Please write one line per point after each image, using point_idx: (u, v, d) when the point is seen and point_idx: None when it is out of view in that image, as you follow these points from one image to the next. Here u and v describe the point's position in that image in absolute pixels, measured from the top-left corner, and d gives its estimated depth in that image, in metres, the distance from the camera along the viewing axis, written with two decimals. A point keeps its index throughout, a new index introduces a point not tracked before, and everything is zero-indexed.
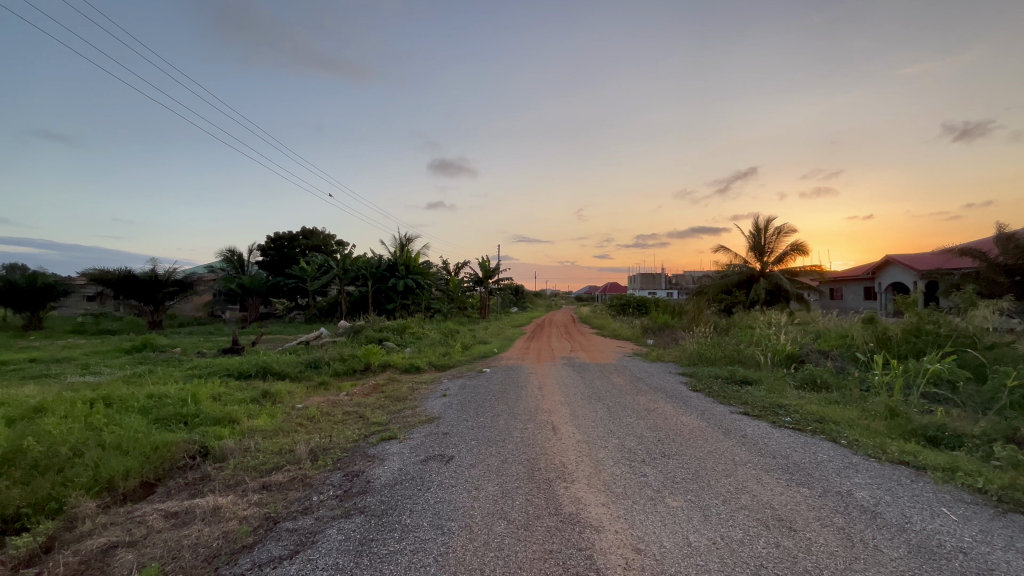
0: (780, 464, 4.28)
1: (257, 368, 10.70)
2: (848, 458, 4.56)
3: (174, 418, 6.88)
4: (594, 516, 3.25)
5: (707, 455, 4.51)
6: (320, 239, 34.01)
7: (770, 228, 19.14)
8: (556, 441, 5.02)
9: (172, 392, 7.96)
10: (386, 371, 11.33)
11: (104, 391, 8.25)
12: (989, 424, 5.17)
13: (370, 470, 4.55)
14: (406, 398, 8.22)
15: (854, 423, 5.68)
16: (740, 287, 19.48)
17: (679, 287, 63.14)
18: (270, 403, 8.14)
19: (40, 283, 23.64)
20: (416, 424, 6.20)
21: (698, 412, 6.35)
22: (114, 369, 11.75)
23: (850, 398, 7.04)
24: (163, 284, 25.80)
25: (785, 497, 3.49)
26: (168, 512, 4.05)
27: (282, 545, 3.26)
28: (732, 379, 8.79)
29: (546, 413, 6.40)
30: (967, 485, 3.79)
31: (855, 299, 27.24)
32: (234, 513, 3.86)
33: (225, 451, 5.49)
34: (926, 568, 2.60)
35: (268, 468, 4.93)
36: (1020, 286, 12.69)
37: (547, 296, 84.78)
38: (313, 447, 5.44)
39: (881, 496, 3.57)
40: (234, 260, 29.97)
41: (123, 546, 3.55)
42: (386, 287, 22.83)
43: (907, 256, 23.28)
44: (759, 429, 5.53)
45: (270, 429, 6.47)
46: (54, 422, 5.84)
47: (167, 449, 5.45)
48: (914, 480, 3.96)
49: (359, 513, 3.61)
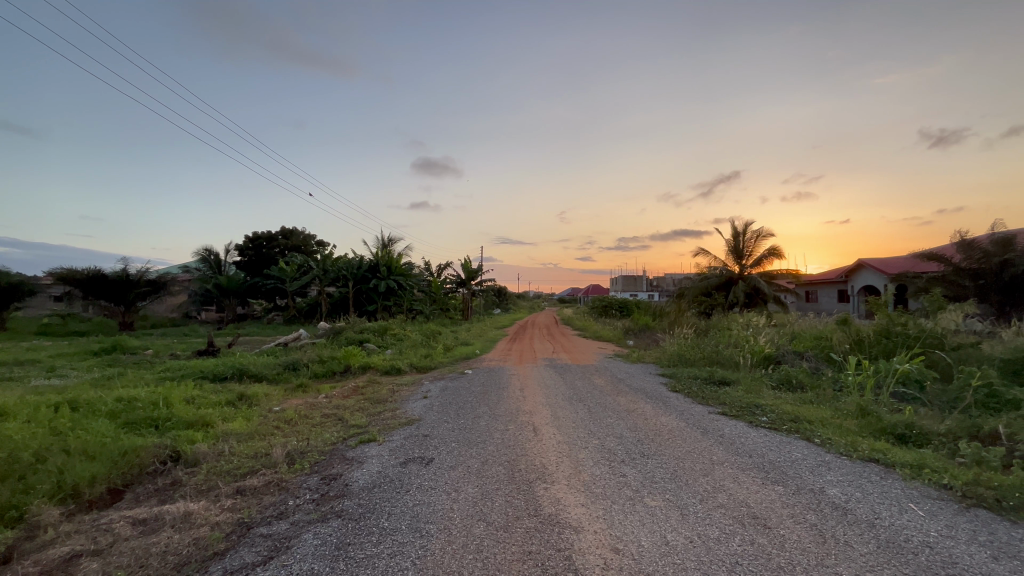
0: (756, 463, 4.35)
1: (232, 371, 10.47)
2: (822, 456, 4.67)
3: (144, 421, 6.70)
4: (573, 516, 3.25)
5: (685, 454, 4.56)
6: (300, 239, 33.42)
7: (748, 232, 19.47)
8: (537, 442, 5.03)
9: (143, 395, 7.75)
10: (367, 373, 11.17)
11: (70, 394, 7.98)
12: (954, 422, 5.37)
13: (349, 473, 4.48)
14: (386, 400, 8.14)
15: (827, 422, 5.82)
16: (719, 290, 19.81)
17: (661, 288, 64.09)
18: (246, 406, 7.99)
19: (5, 282, 22.83)
20: (396, 427, 6.14)
21: (678, 413, 6.42)
22: (82, 372, 11.36)
23: (824, 398, 7.20)
24: (135, 284, 25.11)
25: (760, 496, 3.54)
26: (136, 519, 3.93)
27: (255, 551, 3.19)
28: (710, 380, 8.93)
29: (527, 414, 6.41)
30: (934, 480, 3.91)
31: (829, 302, 27.98)
32: (205, 519, 3.77)
33: (198, 456, 5.37)
34: (894, 562, 2.66)
35: (243, 472, 4.83)
36: (982, 289, 13.19)
37: (531, 297, 84.57)
38: (290, 450, 5.36)
39: (852, 493, 3.65)
40: (211, 260, 29.50)
41: (87, 555, 3.43)
42: (367, 287, 22.62)
43: (879, 260, 23.98)
44: (736, 428, 5.63)
45: (245, 433, 6.34)
46: (16, 428, 5.63)
47: (136, 454, 5.29)
48: (884, 477, 4.07)
49: (337, 517, 3.55)
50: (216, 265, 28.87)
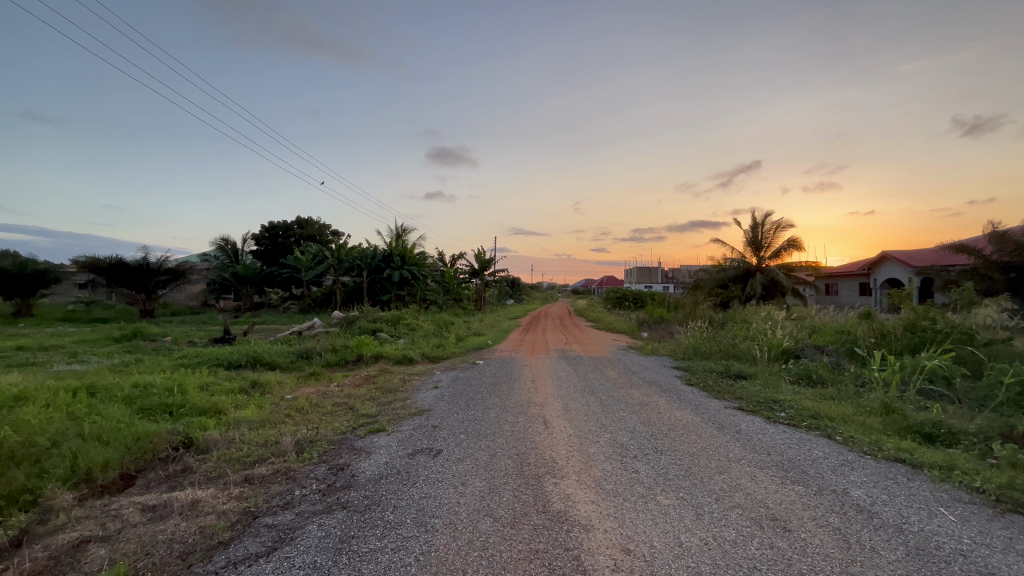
0: (774, 460, 4.18)
1: (247, 359, 10.56)
2: (844, 455, 4.48)
3: (158, 407, 6.76)
4: (583, 514, 3.15)
5: (700, 451, 4.41)
6: (316, 229, 33.70)
7: (767, 223, 19.05)
8: (547, 435, 4.93)
9: (158, 380, 7.84)
10: (379, 363, 11.20)
11: (88, 380, 8.10)
12: (985, 421, 5.13)
13: (356, 464, 4.43)
14: (397, 390, 8.10)
15: (850, 419, 5.61)
16: (736, 282, 19.42)
17: (676, 280, 63.33)
18: (259, 394, 8.04)
19: (31, 268, 23.43)
20: (406, 417, 6.09)
21: (692, 407, 6.26)
22: (102, 358, 11.57)
23: (846, 393, 6.96)
24: (154, 272, 25.58)
25: (779, 496, 3.39)
26: (145, 506, 3.93)
27: (259, 541, 3.15)
28: (726, 373, 8.73)
29: (538, 406, 6.31)
30: (965, 483, 3.72)
31: (851, 296, 27.29)
32: (212, 508, 3.74)
33: (209, 443, 5.39)
34: (926, 572, 2.50)
35: (252, 461, 4.82)
36: (1014, 283, 12.72)
37: (544, 288, 84.06)
38: (299, 439, 5.34)
39: (878, 495, 3.48)
40: (228, 249, 29.95)
41: (96, 541, 3.43)
42: (381, 277, 22.70)
43: (903, 252, 23.30)
44: (753, 424, 5.46)
45: (256, 420, 6.35)
46: (34, 412, 5.72)
47: (148, 440, 5.32)
48: (910, 479, 3.89)
49: (342, 509, 3.50)
50: (233, 254, 29.32)
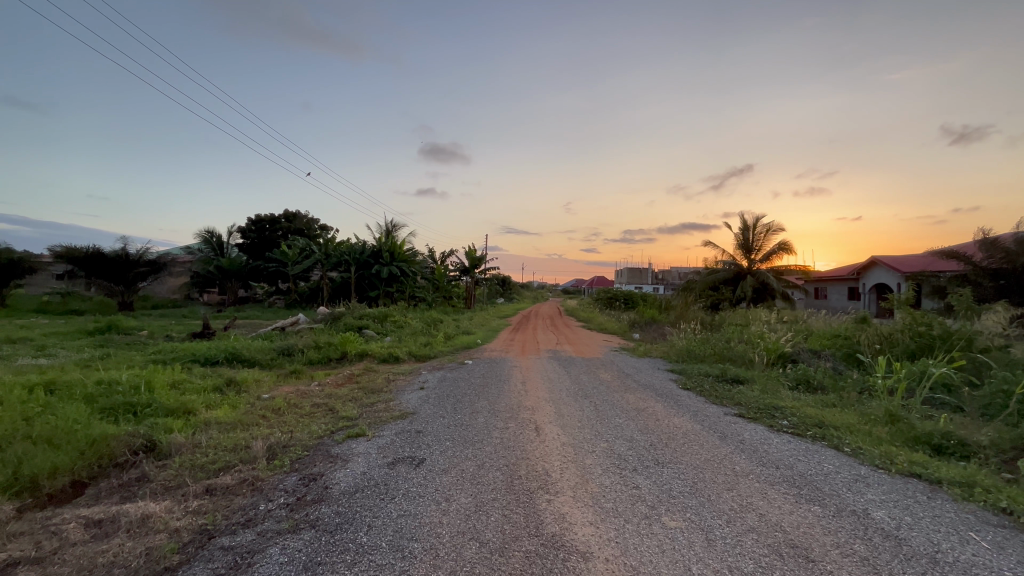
0: (785, 476, 3.86)
1: (224, 355, 10.08)
2: (857, 468, 4.18)
3: (122, 406, 6.29)
4: (580, 539, 2.80)
5: (704, 463, 4.09)
6: (304, 223, 33.06)
7: (759, 226, 18.91)
8: (539, 444, 4.58)
9: (124, 377, 7.34)
10: (363, 361, 10.77)
11: (48, 375, 7.59)
12: (996, 433, 4.88)
13: (330, 474, 4.05)
14: (380, 390, 7.72)
15: (855, 429, 5.34)
16: (728, 285, 19.24)
17: (666, 282, 63.42)
18: (233, 393, 7.59)
19: (4, 257, 22.58)
20: (388, 421, 5.70)
21: (691, 413, 5.96)
22: (71, 352, 10.99)
23: (848, 401, 6.71)
24: (135, 264, 24.84)
25: (796, 518, 3.07)
26: (91, 520, 3.51)
27: (211, 567, 2.76)
28: (723, 377, 8.45)
29: (529, 410, 5.95)
30: (991, 504, 3.43)
31: (840, 300, 27.31)
32: (165, 524, 3.34)
33: (172, 448, 4.96)
34: None
35: (217, 468, 4.41)
36: (1004, 290, 12.62)
37: (534, 287, 84.00)
38: (271, 444, 4.94)
39: (901, 517, 3.18)
40: (213, 241, 29.20)
41: (26, 563, 3.01)
42: (369, 273, 22.21)
43: (892, 257, 23.33)
44: (757, 433, 5.16)
45: (227, 422, 5.93)
46: None
47: (104, 443, 4.87)
48: (932, 497, 3.59)
49: (309, 528, 3.11)
50: (218, 247, 28.65)
